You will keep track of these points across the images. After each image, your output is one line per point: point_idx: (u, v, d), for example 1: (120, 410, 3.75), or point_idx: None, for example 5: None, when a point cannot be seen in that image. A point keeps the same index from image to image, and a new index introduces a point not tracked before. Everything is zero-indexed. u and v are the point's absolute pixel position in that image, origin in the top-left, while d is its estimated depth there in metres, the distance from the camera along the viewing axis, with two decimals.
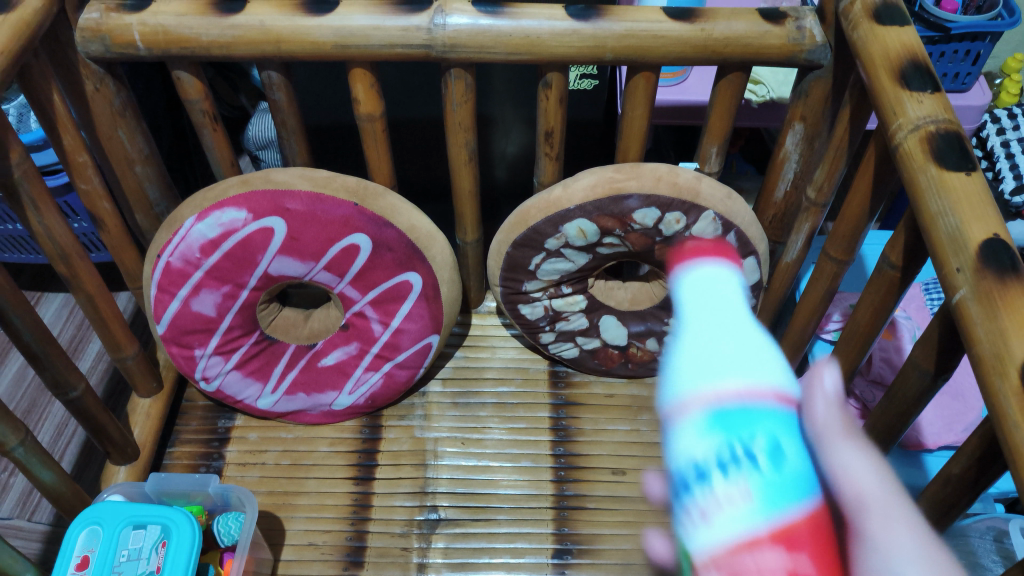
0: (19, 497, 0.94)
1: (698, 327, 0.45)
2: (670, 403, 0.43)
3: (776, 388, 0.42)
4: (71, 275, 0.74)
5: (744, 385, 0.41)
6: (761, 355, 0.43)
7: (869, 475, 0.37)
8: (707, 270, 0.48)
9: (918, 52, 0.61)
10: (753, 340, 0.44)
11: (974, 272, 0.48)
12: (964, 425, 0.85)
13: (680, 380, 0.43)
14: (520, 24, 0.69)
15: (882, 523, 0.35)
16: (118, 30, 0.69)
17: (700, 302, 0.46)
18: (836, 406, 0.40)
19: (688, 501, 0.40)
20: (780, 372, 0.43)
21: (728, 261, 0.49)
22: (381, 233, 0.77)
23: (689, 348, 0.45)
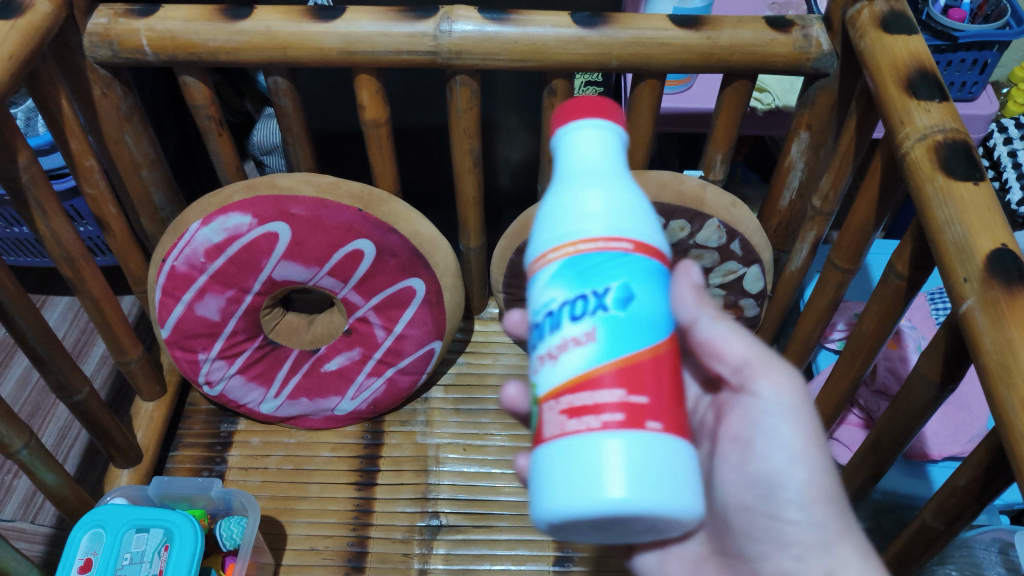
0: (22, 500, 0.94)
1: (573, 179, 0.45)
2: (541, 253, 0.44)
3: (636, 242, 0.43)
4: (76, 279, 0.74)
5: (608, 236, 0.42)
6: (625, 207, 0.43)
7: (755, 351, 0.50)
8: (590, 124, 0.47)
9: (925, 61, 0.61)
10: (621, 195, 0.44)
11: (981, 282, 0.48)
12: (969, 435, 0.84)
13: (547, 233, 0.44)
14: (526, 31, 0.69)
15: (766, 383, 0.49)
16: (126, 36, 0.69)
17: (575, 164, 0.46)
18: (699, 294, 0.49)
19: (541, 340, 0.43)
20: (643, 220, 0.44)
21: (610, 120, 0.48)
22: (385, 238, 0.77)
23: (558, 197, 0.45)
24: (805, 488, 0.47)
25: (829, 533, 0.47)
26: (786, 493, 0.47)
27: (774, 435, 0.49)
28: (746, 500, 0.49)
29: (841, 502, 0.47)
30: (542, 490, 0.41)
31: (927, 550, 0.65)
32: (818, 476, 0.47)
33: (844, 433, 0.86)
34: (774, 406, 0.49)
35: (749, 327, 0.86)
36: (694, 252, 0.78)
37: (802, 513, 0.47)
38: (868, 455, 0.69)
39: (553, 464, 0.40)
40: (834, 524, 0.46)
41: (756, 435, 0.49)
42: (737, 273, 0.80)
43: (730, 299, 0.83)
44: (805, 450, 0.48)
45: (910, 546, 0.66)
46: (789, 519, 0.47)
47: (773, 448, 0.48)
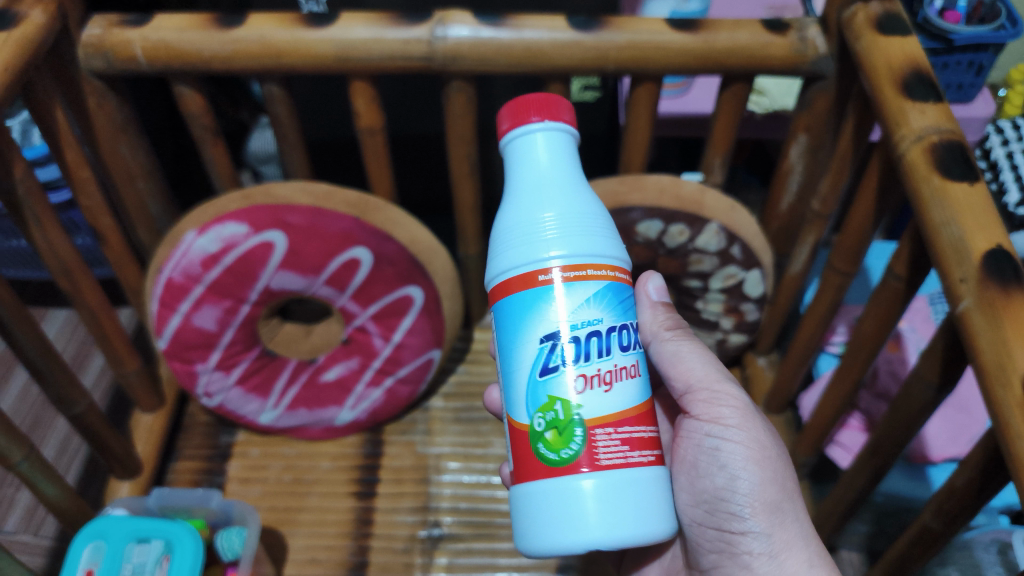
0: (24, 513, 0.91)
1: (524, 197, 0.48)
2: (507, 275, 0.47)
3: (599, 262, 0.46)
4: (74, 291, 0.73)
5: (569, 262, 0.46)
6: (579, 222, 0.47)
7: (702, 376, 0.56)
8: (538, 133, 0.50)
9: (921, 64, 0.60)
10: (576, 210, 0.47)
11: (977, 282, 0.47)
12: (969, 437, 0.82)
13: (513, 255, 0.46)
14: (522, 36, 0.68)
15: (707, 410, 0.56)
16: (119, 46, 0.69)
17: (532, 177, 0.49)
18: (660, 310, 0.59)
19: (584, 360, 0.46)
20: (600, 236, 0.47)
21: (558, 118, 0.51)
22: (382, 246, 0.76)
23: (517, 220, 0.47)
24: (750, 501, 0.53)
25: (773, 540, 0.53)
26: (731, 509, 0.54)
27: (717, 458, 0.55)
28: (697, 516, 0.56)
29: (786, 513, 0.54)
30: (540, 524, 0.46)
31: (927, 552, 0.63)
32: (760, 491, 0.53)
33: (846, 436, 0.85)
34: (715, 432, 0.55)
35: (751, 332, 0.86)
36: (694, 257, 0.78)
37: (747, 524, 0.53)
38: (869, 459, 0.69)
39: (554, 505, 0.45)
40: (777, 534, 0.53)
41: (702, 458, 0.56)
42: (737, 277, 0.80)
43: (730, 304, 0.83)
44: (748, 467, 0.54)
45: (910, 550, 0.65)
46: (738, 531, 0.54)
47: (718, 469, 0.54)
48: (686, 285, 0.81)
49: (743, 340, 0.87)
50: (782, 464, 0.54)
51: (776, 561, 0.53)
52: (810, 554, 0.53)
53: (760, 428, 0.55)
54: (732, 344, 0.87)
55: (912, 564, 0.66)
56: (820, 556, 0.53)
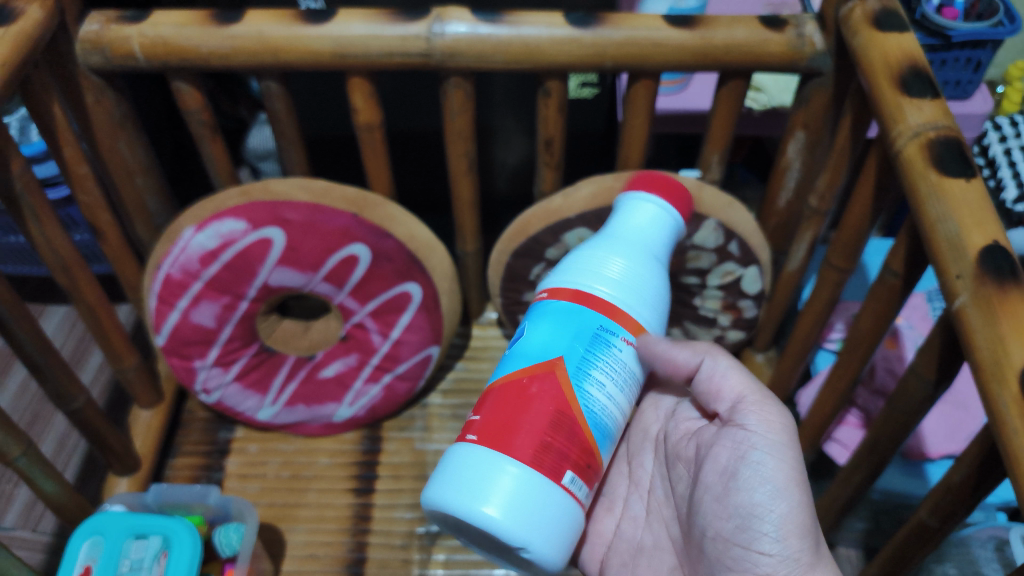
0: (22, 509, 0.91)
1: (608, 241, 0.58)
2: (561, 285, 0.55)
3: (634, 318, 0.54)
4: (72, 287, 0.73)
5: (609, 300, 0.53)
6: (638, 282, 0.55)
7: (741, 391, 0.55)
8: (645, 208, 0.63)
9: (918, 60, 0.60)
10: (638, 275, 0.55)
11: (974, 278, 0.47)
12: (966, 434, 0.82)
13: (571, 269, 0.56)
14: (519, 32, 0.68)
15: (760, 419, 0.54)
16: (117, 42, 0.69)
17: (626, 228, 0.61)
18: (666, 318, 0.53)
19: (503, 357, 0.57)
20: (646, 302, 0.55)
21: (664, 205, 0.64)
22: (380, 243, 0.76)
23: (590, 255, 0.56)
24: (783, 522, 0.51)
25: (801, 563, 0.50)
26: (761, 526, 0.51)
27: (760, 472, 0.52)
28: (724, 529, 0.53)
29: (815, 539, 0.51)
30: (450, 483, 0.49)
31: (924, 548, 0.63)
32: (796, 513, 0.51)
33: (843, 433, 0.85)
34: (761, 447, 0.53)
35: (748, 328, 0.86)
36: (692, 253, 0.78)
37: (776, 546, 0.51)
38: (865, 455, 0.69)
39: (472, 473, 0.49)
40: (805, 559, 0.50)
41: (743, 471, 0.52)
42: (735, 274, 0.80)
43: (728, 301, 0.83)
44: (788, 489, 0.51)
45: (906, 546, 0.65)
46: (762, 551, 0.51)
47: (758, 484, 0.52)
48: (684, 282, 0.81)
49: (741, 336, 0.87)
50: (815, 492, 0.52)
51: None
52: None
53: (800, 454, 0.53)
54: (729, 341, 0.87)
55: (908, 560, 0.66)
56: None
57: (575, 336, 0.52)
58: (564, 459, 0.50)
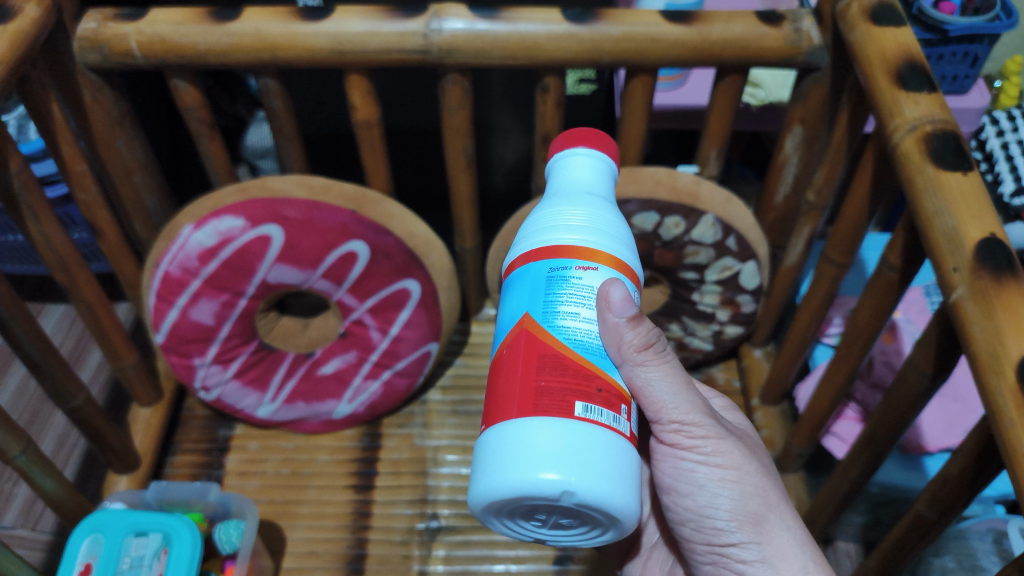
0: (22, 507, 0.91)
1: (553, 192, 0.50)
2: (523, 253, 0.47)
3: (614, 258, 0.45)
4: (71, 285, 0.73)
5: (584, 245, 0.45)
6: (605, 223, 0.46)
7: (675, 409, 0.50)
8: (580, 154, 0.52)
9: (914, 54, 0.61)
10: (599, 213, 0.47)
11: (971, 271, 0.47)
12: (964, 427, 0.83)
13: (529, 234, 0.47)
14: (517, 28, 0.68)
15: (676, 436, 0.52)
16: (115, 40, 0.68)
17: (566, 181, 0.50)
18: (628, 329, 0.45)
19: None
20: (620, 239, 0.47)
21: (602, 147, 0.53)
22: (378, 240, 0.76)
23: (541, 214, 0.48)
24: (734, 515, 0.51)
25: (764, 547, 0.51)
26: (716, 524, 0.52)
27: (695, 479, 0.52)
28: (686, 532, 0.54)
29: (773, 521, 0.52)
30: (489, 464, 0.43)
31: (922, 541, 0.64)
32: (742, 504, 0.52)
33: (842, 427, 0.85)
34: (692, 456, 0.52)
35: (747, 323, 0.86)
36: (690, 249, 0.78)
37: (735, 537, 0.52)
38: (864, 448, 0.69)
39: (505, 440, 0.43)
40: (767, 543, 0.51)
41: (680, 481, 0.53)
42: (732, 269, 0.80)
43: (727, 296, 0.83)
44: (726, 484, 0.52)
45: (905, 538, 0.65)
46: (727, 544, 0.52)
47: (697, 489, 0.52)
48: (682, 277, 0.81)
49: (739, 331, 0.87)
50: (759, 474, 0.52)
51: (770, 569, 0.51)
52: (805, 560, 0.51)
53: (729, 444, 0.52)
54: (728, 336, 0.88)
55: (906, 552, 0.66)
56: (815, 561, 0.51)
57: (533, 289, 0.45)
58: (568, 391, 0.43)
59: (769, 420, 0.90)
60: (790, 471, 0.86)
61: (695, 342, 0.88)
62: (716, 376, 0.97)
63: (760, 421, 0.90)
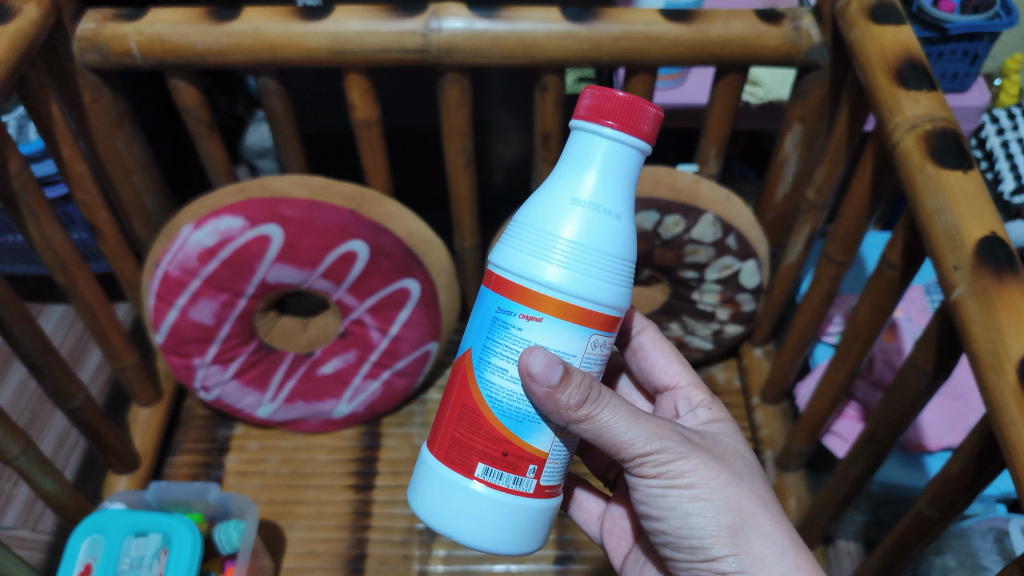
0: (22, 507, 0.91)
1: (559, 191, 0.46)
2: (501, 271, 0.47)
3: (586, 307, 0.45)
4: (70, 285, 0.73)
5: (555, 292, 0.44)
6: (589, 264, 0.45)
7: (633, 444, 0.49)
8: (603, 142, 0.46)
9: (914, 52, 0.60)
10: (590, 249, 0.45)
11: (972, 269, 0.47)
12: (965, 425, 0.83)
13: (512, 253, 0.46)
14: (516, 27, 0.68)
15: (640, 468, 0.51)
16: (114, 40, 0.68)
17: (572, 183, 0.46)
18: (558, 391, 0.45)
19: None
20: (604, 280, 0.45)
21: (629, 130, 0.46)
22: (378, 239, 0.76)
23: (535, 226, 0.46)
24: (708, 531, 0.50)
25: (742, 558, 0.50)
26: (694, 542, 0.51)
27: (666, 502, 0.51)
28: (673, 551, 0.54)
29: (750, 530, 0.50)
30: (419, 484, 0.51)
31: (923, 540, 0.63)
32: (715, 518, 0.50)
33: (843, 425, 0.85)
34: (660, 483, 0.51)
35: (747, 322, 0.86)
36: (690, 248, 0.78)
37: (715, 551, 0.51)
38: (864, 447, 0.69)
39: (429, 480, 0.50)
40: (745, 554, 0.50)
41: (653, 506, 0.53)
42: (732, 268, 0.80)
43: (726, 295, 0.83)
44: (697, 501, 0.51)
45: (906, 538, 0.65)
46: (709, 559, 0.51)
47: (670, 511, 0.52)
48: (682, 276, 0.81)
49: (739, 330, 0.87)
50: (730, 484, 0.51)
51: None
52: (787, 565, 0.49)
53: (694, 461, 0.51)
54: (728, 335, 0.87)
55: (907, 551, 0.66)
56: (799, 564, 0.49)
57: (482, 324, 0.48)
58: (474, 451, 0.48)
59: (769, 419, 0.90)
60: (790, 470, 0.86)
61: (695, 341, 0.88)
62: (716, 375, 0.97)
63: (761, 420, 0.90)
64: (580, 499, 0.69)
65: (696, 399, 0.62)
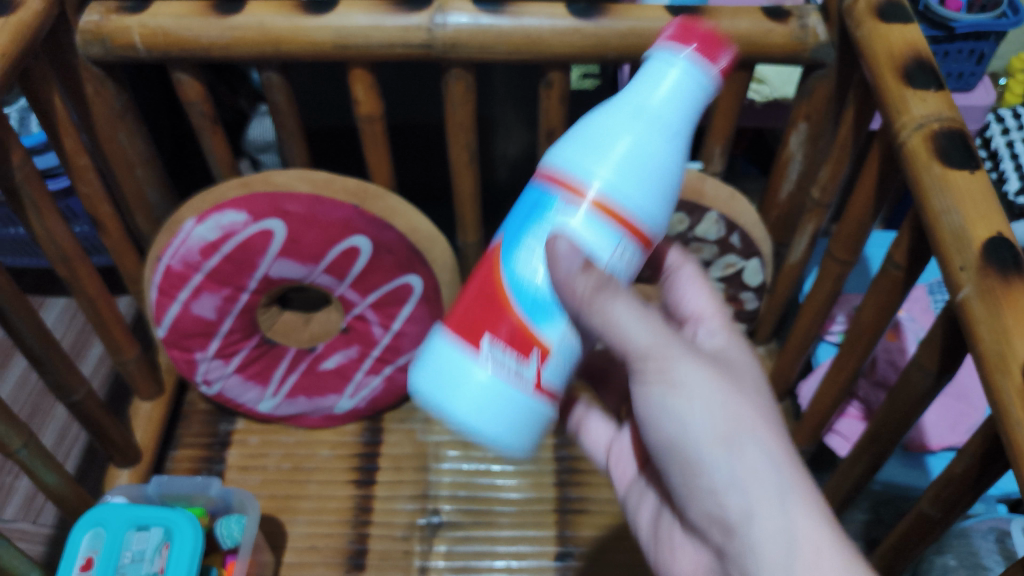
0: (23, 500, 0.91)
1: (625, 101, 0.45)
2: (548, 168, 0.45)
3: (625, 220, 0.44)
4: (72, 278, 0.73)
5: (598, 194, 0.43)
6: (637, 175, 0.43)
7: (627, 337, 0.44)
8: (676, 68, 0.45)
9: (921, 51, 0.60)
10: (642, 161, 0.43)
11: (978, 270, 0.47)
12: (967, 426, 0.83)
13: (566, 154, 0.45)
14: (521, 23, 0.68)
15: (634, 364, 0.45)
16: (117, 33, 0.68)
17: (638, 96, 0.45)
18: (581, 272, 0.42)
19: None
20: (647, 199, 0.44)
21: (701, 61, 0.45)
22: (381, 234, 0.76)
23: (592, 132, 0.45)
24: (703, 441, 0.44)
25: (740, 475, 0.43)
26: (690, 455, 0.44)
27: (659, 411, 0.45)
28: (661, 465, 0.48)
29: (751, 445, 0.43)
30: (425, 358, 0.47)
31: (926, 540, 0.63)
32: (712, 426, 0.44)
33: (844, 425, 0.85)
34: (656, 384, 0.45)
35: (750, 321, 0.86)
36: (694, 245, 0.79)
37: (710, 471, 0.44)
38: (867, 446, 0.69)
39: (436, 363, 0.45)
40: (742, 469, 0.43)
41: (641, 411, 0.46)
42: (736, 266, 0.80)
43: (730, 293, 0.83)
44: (697, 410, 0.44)
45: (907, 539, 0.65)
46: (706, 478, 0.44)
47: (661, 417, 0.45)
48: None
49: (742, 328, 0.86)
50: (734, 400, 0.44)
51: (749, 496, 0.43)
52: (786, 488, 0.43)
53: (693, 365, 0.45)
54: None
55: (909, 552, 0.66)
56: (803, 487, 0.43)
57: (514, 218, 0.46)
58: (485, 321, 0.45)
59: None
60: None
61: None
62: None
63: None
64: (586, 421, 0.65)
65: (718, 327, 0.53)
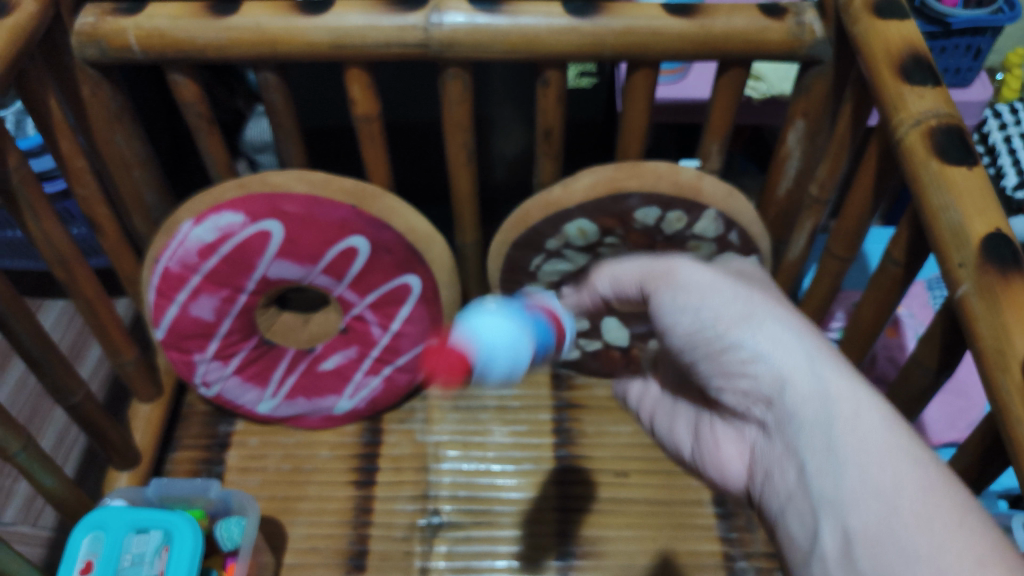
0: (22, 504, 0.91)
1: None
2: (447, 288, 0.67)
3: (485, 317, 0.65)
4: (69, 281, 0.73)
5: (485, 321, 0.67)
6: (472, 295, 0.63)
7: (689, 292, 0.56)
8: None
9: (918, 48, 0.60)
10: None
11: (976, 267, 0.47)
12: (968, 422, 0.83)
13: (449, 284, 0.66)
14: (518, 22, 0.68)
15: (660, 289, 0.58)
16: (112, 34, 0.68)
17: None
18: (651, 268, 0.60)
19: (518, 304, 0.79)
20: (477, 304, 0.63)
21: None
22: (379, 234, 0.76)
23: None
24: (723, 320, 0.53)
25: (758, 339, 0.51)
26: (707, 334, 0.53)
27: (679, 306, 0.56)
28: (694, 363, 0.56)
29: (762, 318, 0.52)
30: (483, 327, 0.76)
31: None
32: (725, 307, 0.54)
33: None
34: (670, 291, 0.57)
35: None
36: (692, 243, 0.78)
37: (727, 341, 0.52)
38: None
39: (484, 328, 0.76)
40: (759, 334, 0.51)
41: (665, 316, 0.57)
42: None
43: None
44: (710, 298, 0.55)
45: None
46: (726, 351, 0.52)
47: (682, 313, 0.55)
48: None
49: None
50: (741, 289, 0.55)
51: (768, 359, 0.50)
52: (803, 346, 0.50)
53: (708, 277, 0.56)
54: None
55: None
56: (815, 345, 0.51)
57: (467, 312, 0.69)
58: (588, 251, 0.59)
59: None
60: None
61: None
62: None
63: None
64: (631, 386, 0.73)
65: (752, 271, 0.66)
